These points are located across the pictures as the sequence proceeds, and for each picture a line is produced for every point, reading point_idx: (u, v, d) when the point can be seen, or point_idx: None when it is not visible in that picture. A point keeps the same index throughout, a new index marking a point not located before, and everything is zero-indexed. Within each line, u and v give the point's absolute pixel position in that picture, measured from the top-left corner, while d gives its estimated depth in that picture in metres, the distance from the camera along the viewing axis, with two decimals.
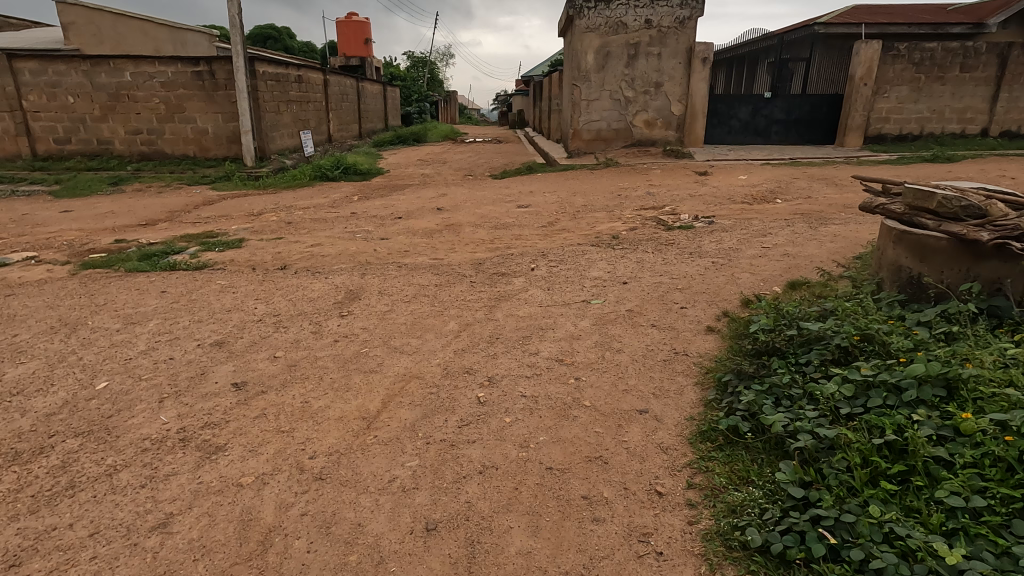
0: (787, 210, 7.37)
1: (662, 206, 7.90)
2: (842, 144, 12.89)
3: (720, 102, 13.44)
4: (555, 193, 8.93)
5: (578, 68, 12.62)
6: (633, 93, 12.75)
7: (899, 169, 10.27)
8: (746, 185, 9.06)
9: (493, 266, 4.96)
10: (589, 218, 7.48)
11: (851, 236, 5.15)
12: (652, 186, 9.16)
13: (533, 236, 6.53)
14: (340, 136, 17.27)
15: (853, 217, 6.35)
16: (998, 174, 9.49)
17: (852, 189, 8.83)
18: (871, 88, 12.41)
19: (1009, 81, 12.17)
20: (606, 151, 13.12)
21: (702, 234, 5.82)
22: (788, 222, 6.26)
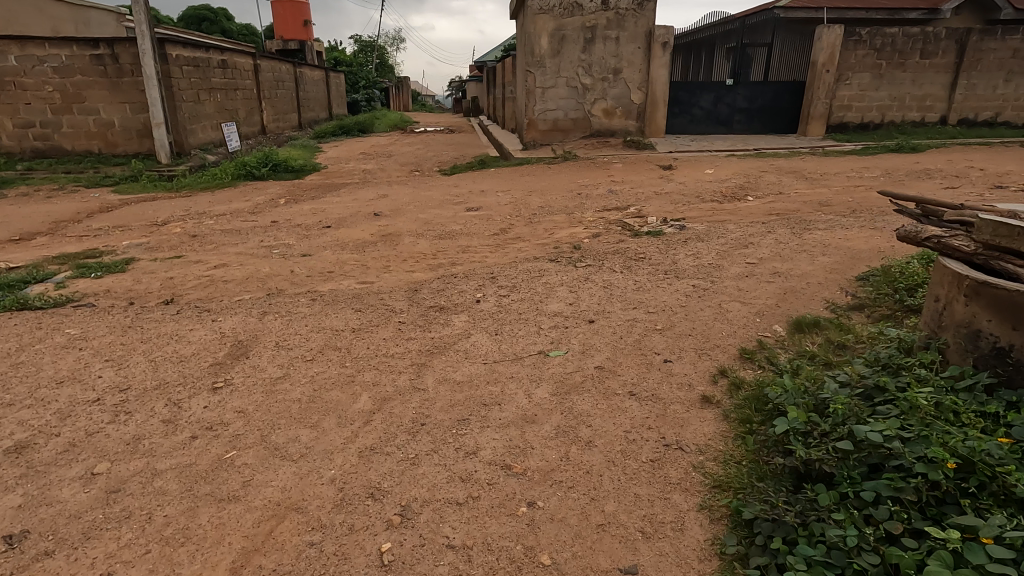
0: (760, 210, 6.75)
1: (626, 207, 7.17)
2: (805, 133, 12.49)
3: (681, 89, 12.80)
4: (508, 193, 8.09)
5: (532, 54, 11.75)
6: (591, 80, 11.96)
7: (867, 160, 9.86)
8: (714, 180, 8.43)
9: (430, 293, 4.08)
10: (547, 222, 6.67)
11: (844, 247, 4.50)
12: (614, 182, 8.43)
13: (482, 248, 5.67)
14: (275, 127, 15.84)
15: (836, 221, 5.75)
16: (967, 165, 9.15)
17: (823, 184, 8.32)
18: (834, 75, 12.00)
19: (967, 67, 11.95)
20: (563, 142, 12.32)
21: (674, 245, 5.09)
22: (767, 227, 5.60)
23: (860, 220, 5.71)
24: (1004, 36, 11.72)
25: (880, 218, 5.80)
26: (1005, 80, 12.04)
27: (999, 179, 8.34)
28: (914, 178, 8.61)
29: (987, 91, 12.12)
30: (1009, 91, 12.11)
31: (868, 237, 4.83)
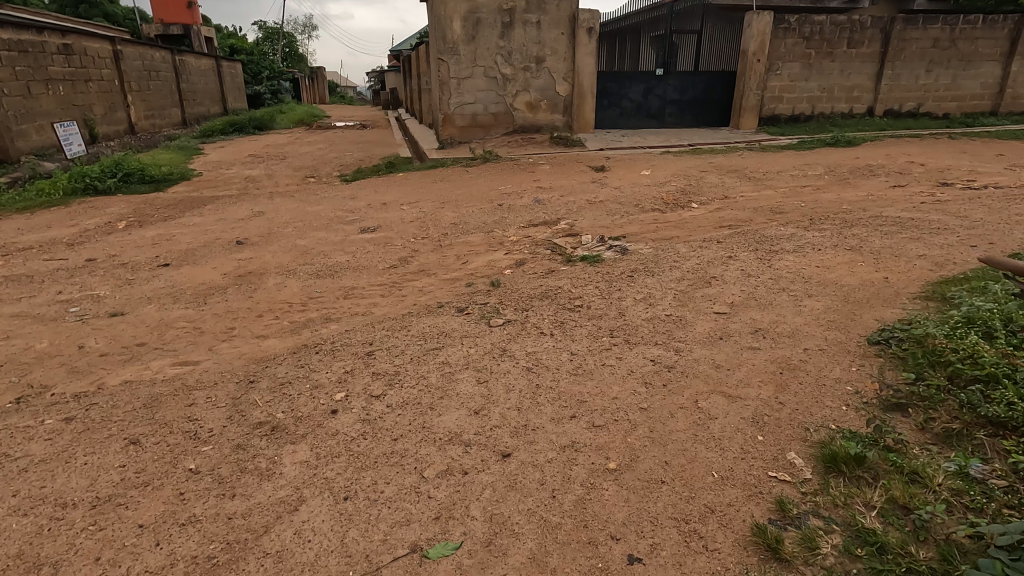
0: (709, 223, 5.81)
1: (556, 222, 6.04)
2: (738, 126, 11.89)
3: (610, 79, 11.83)
4: (416, 205, 6.75)
5: (443, 39, 10.39)
6: (511, 70, 10.75)
7: (806, 155, 9.26)
8: (653, 183, 7.47)
9: (267, 392, 2.70)
10: (459, 246, 5.41)
11: (831, 284, 3.52)
12: (541, 188, 7.28)
13: (373, 292, 4.32)
14: (147, 125, 13.53)
15: (799, 236, 4.86)
16: (907, 160, 8.67)
17: (767, 186, 7.56)
18: (765, 65, 11.42)
19: (892, 57, 11.66)
20: (484, 140, 11.07)
21: (617, 281, 3.96)
22: (725, 248, 4.61)
23: (828, 235, 4.84)
24: (926, 25, 11.51)
25: (848, 231, 4.95)
26: (927, 70, 11.88)
27: (942, 175, 7.86)
28: (859, 175, 8.00)
29: (911, 82, 11.92)
30: (931, 81, 11.97)
31: (849, 264, 3.91)
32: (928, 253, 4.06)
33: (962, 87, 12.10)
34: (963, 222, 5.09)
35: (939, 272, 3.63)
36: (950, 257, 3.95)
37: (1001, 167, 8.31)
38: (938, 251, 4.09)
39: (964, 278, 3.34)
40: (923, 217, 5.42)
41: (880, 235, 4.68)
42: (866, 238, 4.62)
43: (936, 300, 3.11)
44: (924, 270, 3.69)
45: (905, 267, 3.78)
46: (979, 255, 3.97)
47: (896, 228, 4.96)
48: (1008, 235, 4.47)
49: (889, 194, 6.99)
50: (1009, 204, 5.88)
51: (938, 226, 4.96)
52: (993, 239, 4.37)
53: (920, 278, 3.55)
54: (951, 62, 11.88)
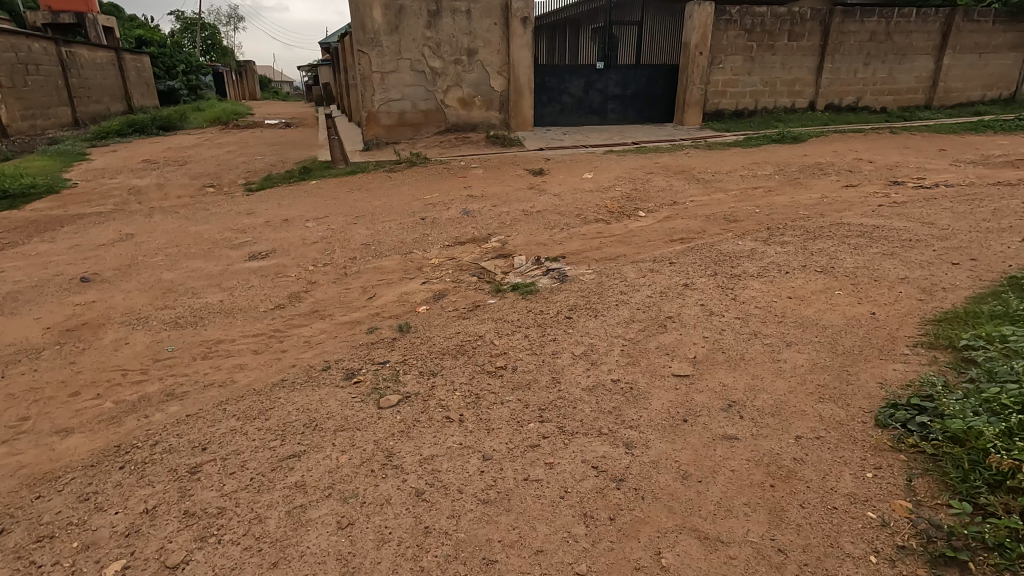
0: (658, 236, 5.16)
1: (485, 239, 5.24)
2: (682, 122, 11.42)
3: (548, 74, 11.10)
4: (326, 221, 5.78)
5: (363, 29, 9.36)
6: (440, 63, 9.83)
7: (753, 153, 8.83)
8: (596, 188, 6.77)
9: (10, 559, 1.76)
10: (368, 275, 4.52)
11: (810, 327, 2.87)
12: (472, 197, 6.45)
13: (244, 347, 3.37)
14: (24, 126, 11.77)
15: (759, 253, 4.25)
16: (855, 157, 8.35)
17: (717, 189, 7.02)
18: (707, 58, 10.97)
19: (832, 50, 11.44)
20: (414, 140, 10.12)
21: (551, 323, 3.18)
22: (678, 271, 3.94)
23: (790, 250, 4.26)
24: (863, 18, 11.33)
25: (812, 244, 4.39)
26: (865, 63, 11.75)
27: (892, 172, 7.54)
28: (809, 174, 7.58)
29: (850, 75, 11.77)
30: (869, 74, 11.86)
31: (825, 295, 3.29)
32: (909, 275, 3.50)
33: (898, 81, 12.07)
34: (930, 229, 4.62)
35: (930, 304, 3.04)
36: (936, 280, 3.39)
37: (946, 163, 8.09)
38: (919, 272, 3.54)
39: (966, 314, 2.76)
40: (887, 224, 4.95)
41: (849, 250, 4.12)
42: (833, 254, 4.05)
43: (945, 349, 2.49)
44: (914, 301, 3.10)
45: (888, 297, 3.18)
46: (965, 276, 3.44)
47: (863, 240, 4.43)
48: (985, 247, 4.00)
49: (843, 195, 6.57)
50: (968, 204, 5.52)
51: (906, 235, 4.48)
52: (972, 252, 3.88)
53: (911, 313, 2.95)
54: (888, 55, 11.80)
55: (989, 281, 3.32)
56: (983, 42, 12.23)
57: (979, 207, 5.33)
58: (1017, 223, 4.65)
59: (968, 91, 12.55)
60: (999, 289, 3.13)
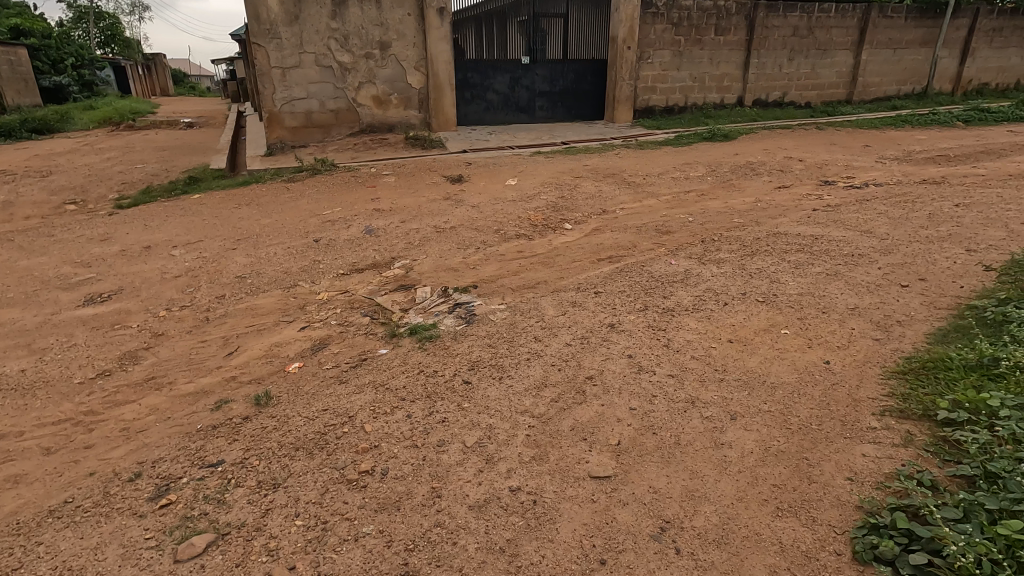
0: (584, 254, 4.61)
1: (388, 264, 4.51)
2: (612, 119, 11.01)
3: (471, 69, 10.38)
4: (198, 247, 4.86)
5: (257, 19, 8.33)
6: (349, 57, 8.93)
7: (684, 152, 8.50)
8: (520, 196, 6.16)
9: None
10: (236, 319, 3.70)
11: (757, 387, 2.33)
12: (378, 212, 5.68)
13: (33, 445, 2.51)
14: None
15: (692, 278, 3.76)
16: (785, 155, 8.15)
17: (649, 194, 6.58)
18: (635, 53, 10.58)
19: (757, 45, 11.33)
20: (324, 143, 9.17)
21: (442, 393, 2.50)
22: (603, 305, 3.37)
23: (726, 273, 3.79)
24: (786, 12, 11.28)
25: (750, 263, 3.94)
26: (789, 58, 11.74)
27: (822, 171, 7.36)
28: (741, 175, 7.28)
29: (775, 71, 11.73)
30: (793, 70, 11.87)
31: (770, 337, 2.78)
32: (858, 304, 3.07)
33: (820, 76, 12.16)
34: (869, 240, 4.30)
35: (889, 346, 2.58)
36: (888, 310, 2.97)
37: (872, 160, 8.01)
38: (868, 299, 3.12)
39: (935, 363, 2.31)
40: (824, 234, 4.61)
41: (790, 272, 3.69)
42: (773, 277, 3.60)
43: (923, 420, 2.01)
44: (870, 343, 2.64)
45: (840, 337, 2.71)
46: (916, 304, 3.04)
47: (803, 255, 4.03)
48: (930, 262, 3.67)
49: (777, 198, 6.28)
50: (901, 207, 5.29)
51: (845, 248, 4.13)
52: (916, 270, 3.53)
53: (870, 361, 2.47)
54: (810, 50, 11.83)
55: (945, 309, 2.93)
56: (897, 37, 12.52)
57: (913, 211, 5.11)
58: (953, 229, 4.41)
59: (884, 86, 12.85)
60: (960, 321, 2.73)
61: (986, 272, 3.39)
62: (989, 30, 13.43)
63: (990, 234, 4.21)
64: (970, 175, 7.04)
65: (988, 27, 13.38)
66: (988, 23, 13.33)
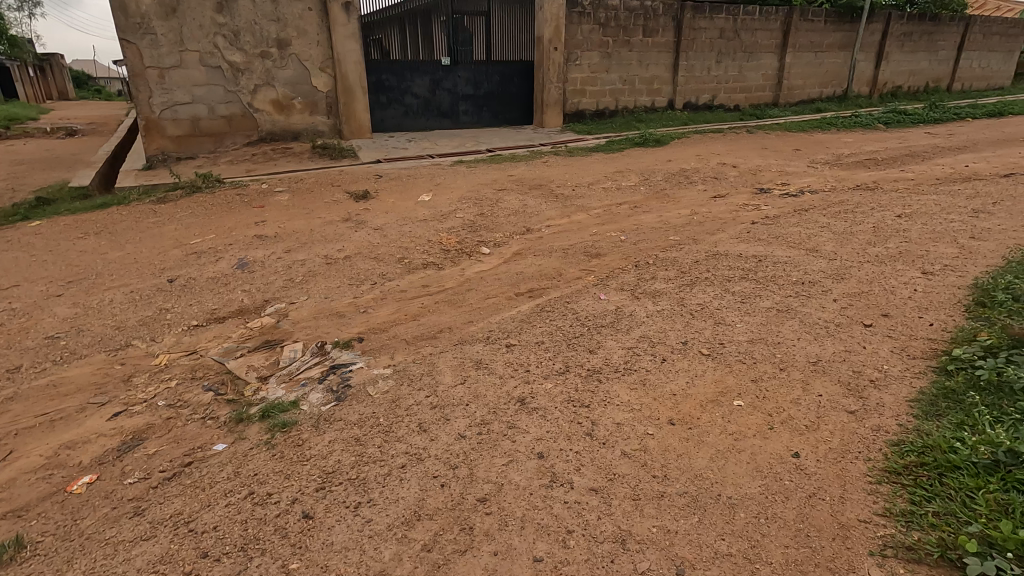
0: (501, 287, 3.89)
1: (258, 310, 3.64)
2: (542, 124, 10.43)
3: (386, 71, 9.49)
4: (9, 295, 3.81)
5: (123, 11, 7.14)
6: (240, 56, 7.86)
7: (616, 159, 7.99)
8: (433, 214, 5.40)
9: None
10: (26, 405, 2.74)
11: (711, 507, 1.69)
12: (260, 239, 4.76)
13: None
14: None
15: (623, 320, 3.12)
16: (719, 161, 7.80)
17: (578, 208, 5.97)
18: (562, 54, 10.03)
19: (685, 47, 11.06)
20: (215, 154, 8.05)
21: (267, 542, 1.71)
22: (514, 367, 2.65)
23: (663, 313, 3.17)
24: (712, 14, 11.08)
25: (690, 297, 3.36)
26: (717, 61, 11.56)
27: (756, 178, 7.02)
28: (675, 184, 6.83)
29: (704, 73, 11.52)
30: (721, 73, 11.70)
31: (720, 412, 2.16)
32: (820, 357, 2.51)
33: (748, 78, 12.08)
34: (816, 262, 3.83)
35: (869, 424, 2.02)
36: (857, 365, 2.42)
37: (804, 164, 7.77)
38: (832, 349, 2.58)
39: (938, 459, 1.75)
40: (767, 255, 4.11)
41: (737, 310, 3.11)
42: (718, 319, 3.02)
43: (942, 567, 1.43)
44: (844, 418, 2.06)
45: (808, 411, 2.12)
46: (886, 354, 2.51)
47: (748, 284, 3.49)
48: (888, 292, 3.20)
49: (713, 210, 5.82)
50: (842, 219, 4.91)
51: (792, 273, 3.62)
52: (876, 303, 3.04)
53: (851, 451, 1.88)
54: (737, 53, 11.70)
55: (922, 362, 2.42)
56: (817, 40, 12.63)
57: (855, 224, 4.73)
58: (901, 246, 4.01)
59: (808, 89, 12.97)
60: (944, 381, 2.21)
61: (953, 304, 2.93)
62: (900, 35, 13.85)
63: (942, 251, 3.83)
64: (901, 180, 6.87)
65: (899, 32, 13.80)
66: (899, 27, 13.74)
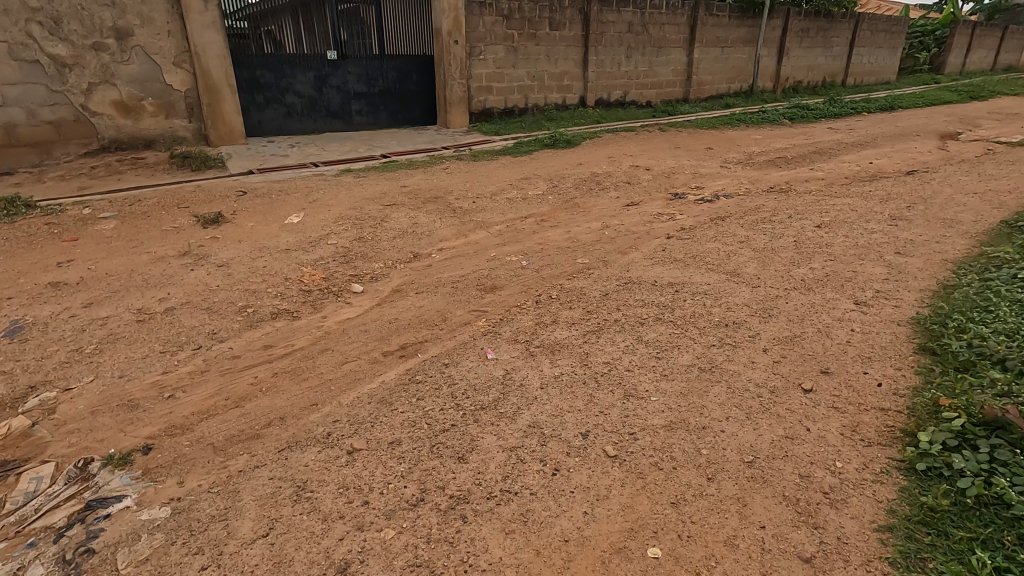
0: (367, 344, 3.07)
1: (15, 402, 2.61)
2: (446, 124, 9.59)
3: (261, 66, 8.28)
4: None
5: None
6: (65, 48, 6.46)
7: (524, 163, 7.34)
8: (299, 242, 4.47)
9: None
10: None
11: None
12: (56, 288, 3.64)
13: None
14: None
15: (510, 396, 2.39)
16: (632, 163, 7.33)
17: (477, 224, 5.24)
18: (464, 48, 9.23)
19: (594, 41, 10.59)
20: (40, 167, 6.59)
21: None
22: (348, 496, 1.86)
23: (560, 382, 2.48)
24: (619, 7, 10.67)
25: (596, 353, 2.70)
26: (626, 56, 11.18)
27: (670, 181, 6.59)
28: (586, 191, 6.25)
29: (614, 69, 11.11)
30: (631, 68, 11.35)
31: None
32: (758, 452, 1.91)
33: (657, 74, 11.83)
34: (740, 293, 3.29)
35: None
36: (803, 466, 1.83)
37: (717, 165, 7.46)
38: (771, 435, 1.98)
39: None
40: (684, 283, 3.55)
41: (651, 374, 2.46)
42: (627, 389, 2.36)
43: None
44: None
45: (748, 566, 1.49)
46: (837, 441, 1.94)
47: (665, 328, 2.88)
48: (826, 336, 2.67)
49: (626, 221, 5.27)
50: (760, 231, 4.48)
51: (714, 310, 3.05)
52: (813, 355, 2.50)
53: None
54: (646, 48, 11.38)
55: (883, 454, 1.86)
56: (722, 36, 12.60)
57: (774, 236, 4.30)
58: (827, 266, 3.57)
59: (716, 84, 12.95)
60: (919, 493, 1.65)
61: (899, 354, 2.43)
62: (799, 31, 14.17)
63: (869, 273, 3.42)
64: (811, 180, 6.67)
65: (798, 28, 14.10)
66: (798, 24, 14.04)
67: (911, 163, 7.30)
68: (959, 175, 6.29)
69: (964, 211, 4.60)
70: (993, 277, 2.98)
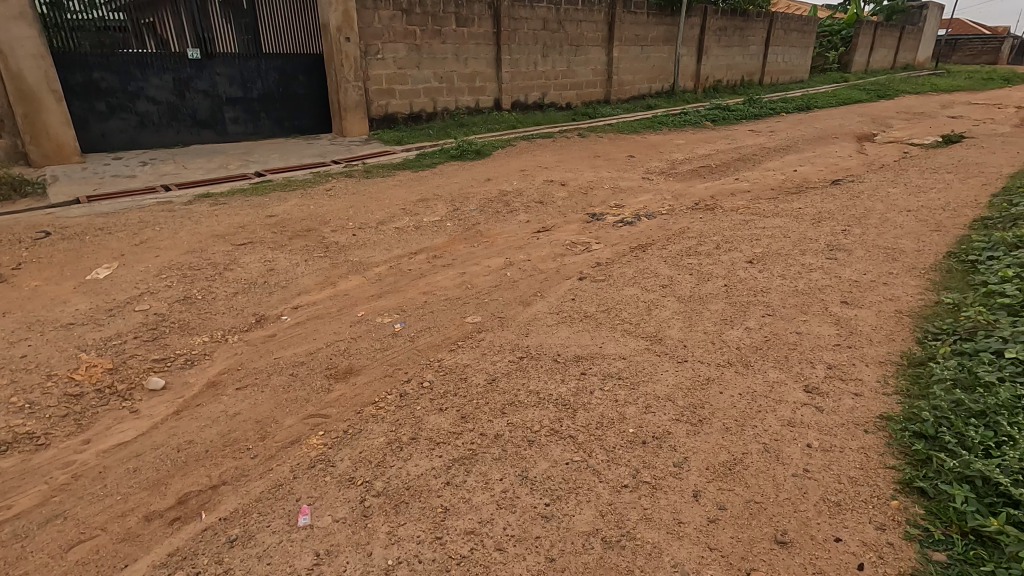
0: (126, 501, 2.05)
1: None
2: (342, 133, 8.48)
3: (99, 66, 6.86)
4: None
5: None
6: None
7: (424, 179, 6.38)
8: (93, 310, 3.31)
9: None
10: None
11: None
12: None
13: None
14: None
15: None
16: (546, 177, 6.55)
17: (352, 265, 4.24)
18: (358, 47, 8.14)
19: (507, 39, 9.74)
20: None
21: None
22: None
23: None
24: (532, 3, 9.88)
25: (463, 511, 1.83)
26: (543, 55, 10.42)
27: (588, 199, 5.84)
28: (491, 214, 5.39)
29: (529, 69, 10.31)
30: (548, 68, 10.60)
31: None
32: None
33: (576, 74, 11.15)
34: (663, 375, 2.51)
35: None
36: None
37: (638, 176, 6.80)
38: None
39: None
40: (595, 358, 2.75)
41: (534, 560, 1.63)
42: None
43: None
44: None
45: None
46: None
47: (564, 452, 2.06)
48: (777, 461, 1.92)
49: (534, 255, 4.44)
50: (686, 270, 3.77)
51: (628, 413, 2.25)
52: (763, 505, 1.75)
53: None
54: (563, 47, 10.67)
55: None
56: (641, 34, 12.10)
57: (703, 278, 3.59)
58: (766, 326, 2.87)
59: (637, 84, 12.46)
60: None
61: (879, 500, 1.73)
62: (717, 30, 13.95)
63: (818, 335, 2.74)
64: (738, 192, 6.13)
65: (716, 26, 13.87)
66: (716, 22, 13.80)
67: (836, 171, 6.95)
68: (887, 185, 5.91)
69: (905, 236, 4.09)
70: (970, 352, 2.36)
